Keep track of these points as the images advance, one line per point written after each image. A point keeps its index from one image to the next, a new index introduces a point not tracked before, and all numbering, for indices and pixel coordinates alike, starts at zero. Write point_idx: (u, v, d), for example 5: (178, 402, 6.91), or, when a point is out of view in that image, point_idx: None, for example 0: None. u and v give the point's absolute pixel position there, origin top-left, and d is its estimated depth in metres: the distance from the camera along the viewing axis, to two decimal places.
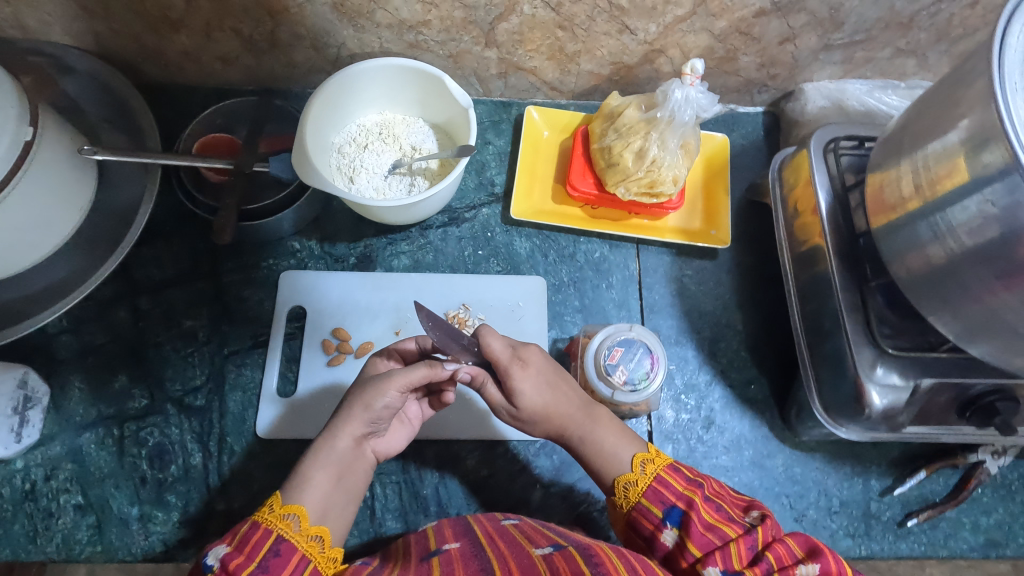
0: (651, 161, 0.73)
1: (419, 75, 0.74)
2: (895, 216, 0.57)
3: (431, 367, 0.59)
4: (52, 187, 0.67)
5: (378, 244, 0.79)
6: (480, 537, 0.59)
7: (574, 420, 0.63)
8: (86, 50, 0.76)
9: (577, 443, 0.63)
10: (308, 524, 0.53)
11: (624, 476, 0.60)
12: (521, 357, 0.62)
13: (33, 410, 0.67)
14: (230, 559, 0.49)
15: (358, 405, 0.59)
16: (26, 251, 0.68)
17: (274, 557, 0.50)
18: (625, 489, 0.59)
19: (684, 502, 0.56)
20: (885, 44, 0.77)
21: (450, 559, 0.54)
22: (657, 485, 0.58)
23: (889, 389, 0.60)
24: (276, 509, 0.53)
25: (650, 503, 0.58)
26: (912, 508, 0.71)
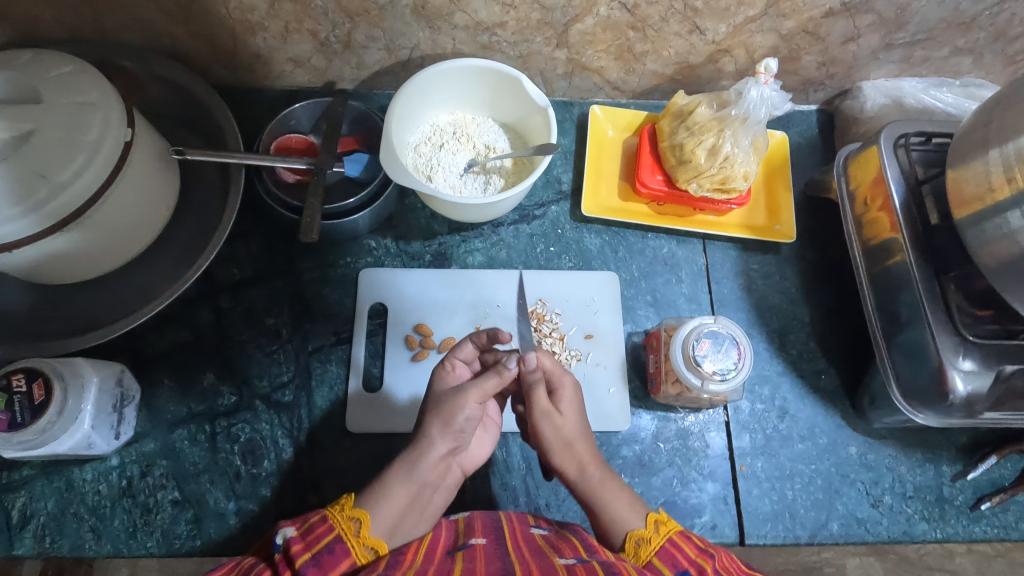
0: (724, 157, 0.74)
1: (495, 76, 0.75)
2: (982, 207, 0.59)
3: (500, 375, 0.62)
4: (116, 227, 0.67)
5: (452, 241, 0.80)
6: (507, 540, 0.57)
7: (595, 460, 0.64)
8: (163, 53, 0.77)
9: (594, 485, 0.62)
10: (365, 535, 0.52)
11: (637, 531, 0.57)
12: (565, 381, 0.67)
13: (128, 408, 0.67)
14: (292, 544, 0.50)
15: (438, 423, 0.62)
16: (118, 250, 0.69)
17: (329, 554, 0.50)
18: (637, 545, 0.57)
19: (696, 568, 0.54)
20: (943, 44, 0.79)
21: (473, 555, 0.53)
22: (671, 547, 0.56)
23: (971, 376, 0.62)
24: (346, 509, 0.54)
25: (661, 563, 0.55)
26: (982, 492, 0.73)
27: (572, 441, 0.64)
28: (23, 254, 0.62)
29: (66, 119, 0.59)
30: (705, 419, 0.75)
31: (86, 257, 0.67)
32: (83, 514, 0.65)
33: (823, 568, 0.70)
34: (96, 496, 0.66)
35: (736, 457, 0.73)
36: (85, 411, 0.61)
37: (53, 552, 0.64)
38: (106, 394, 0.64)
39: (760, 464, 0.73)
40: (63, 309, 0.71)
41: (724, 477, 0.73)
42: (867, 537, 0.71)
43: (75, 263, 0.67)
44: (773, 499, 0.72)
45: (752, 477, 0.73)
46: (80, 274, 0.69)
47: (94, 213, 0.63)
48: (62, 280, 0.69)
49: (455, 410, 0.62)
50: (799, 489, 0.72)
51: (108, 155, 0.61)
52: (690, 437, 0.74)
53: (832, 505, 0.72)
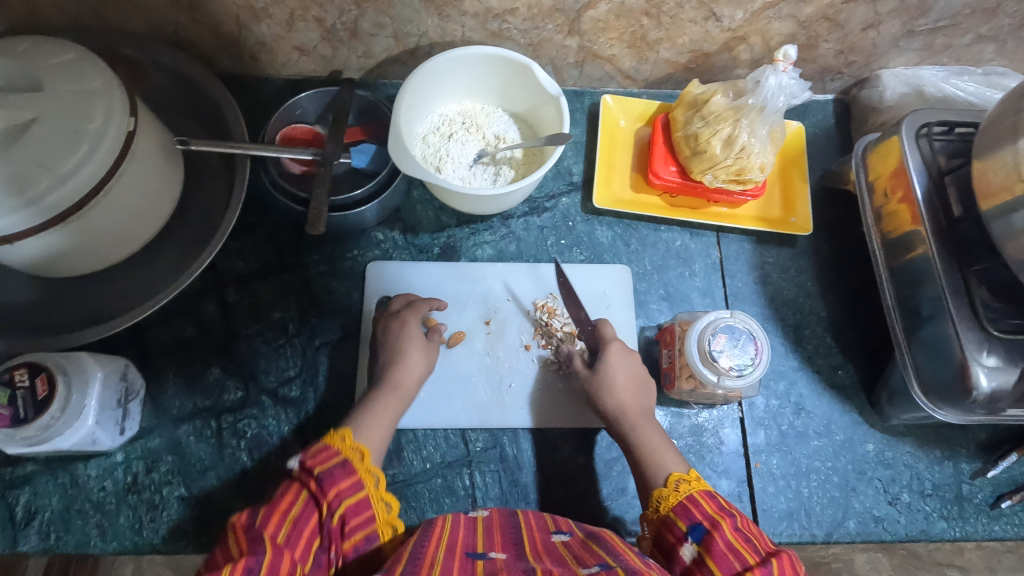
0: (741, 147, 0.73)
1: (506, 64, 0.73)
2: (1011, 198, 0.57)
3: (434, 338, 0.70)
4: (100, 235, 0.65)
5: (461, 233, 0.79)
6: (529, 552, 0.54)
7: (636, 411, 0.66)
8: (166, 40, 0.76)
9: (628, 429, 0.65)
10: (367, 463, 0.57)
11: (657, 490, 0.59)
12: (611, 345, 0.69)
13: (133, 403, 0.66)
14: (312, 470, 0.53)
15: (402, 357, 0.67)
16: (123, 242, 0.68)
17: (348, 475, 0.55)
18: (658, 501, 0.58)
19: (710, 521, 0.54)
20: (966, 30, 0.77)
21: (495, 566, 0.50)
22: (687, 501, 0.56)
23: (996, 372, 0.61)
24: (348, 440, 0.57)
25: (677, 517, 0.56)
26: (1003, 490, 0.72)
27: (612, 390, 0.67)
28: (18, 248, 0.61)
29: (67, 108, 0.58)
30: (719, 415, 0.73)
31: (91, 249, 0.66)
32: (88, 510, 0.64)
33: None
34: (101, 493, 0.65)
35: (751, 454, 0.72)
36: (89, 407, 0.60)
37: (58, 548, 0.63)
38: (110, 389, 0.63)
39: (776, 461, 0.72)
40: (66, 302, 0.70)
41: (738, 474, 0.71)
42: (884, 535, 0.70)
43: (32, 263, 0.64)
44: (788, 497, 0.71)
45: (767, 474, 0.71)
46: (43, 270, 0.67)
47: (76, 222, 0.61)
48: (45, 273, 0.67)
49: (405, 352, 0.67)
50: (816, 486, 0.71)
51: (111, 146, 0.59)
52: (704, 433, 0.73)
53: (849, 502, 0.71)
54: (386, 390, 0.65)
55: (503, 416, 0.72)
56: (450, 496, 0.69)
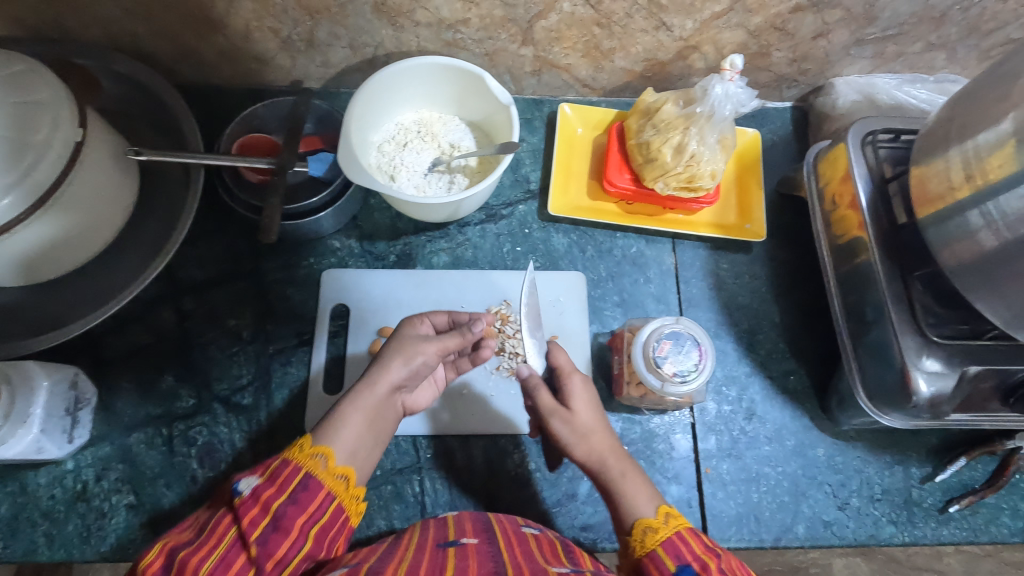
0: (690, 155, 0.73)
1: (459, 74, 0.74)
2: (943, 205, 0.58)
3: (463, 335, 0.63)
4: (77, 221, 0.66)
5: (417, 241, 0.80)
6: (500, 540, 0.58)
7: (616, 453, 0.62)
8: (125, 51, 0.77)
9: (616, 476, 0.60)
10: (333, 464, 0.54)
11: (645, 520, 0.56)
12: (576, 377, 0.65)
13: (83, 411, 0.67)
14: (261, 490, 0.50)
15: (401, 355, 0.61)
16: (92, 237, 0.69)
17: (303, 492, 0.51)
18: (643, 533, 0.55)
19: (700, 564, 0.52)
20: (916, 39, 0.78)
21: (465, 552, 0.54)
22: (677, 539, 0.54)
23: (934, 377, 0.61)
24: (306, 448, 0.54)
25: (664, 555, 0.53)
26: (952, 495, 0.72)
27: (589, 435, 0.62)
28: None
29: (13, 120, 0.58)
30: (670, 420, 0.74)
31: (70, 241, 0.67)
32: (36, 518, 0.65)
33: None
34: (50, 501, 0.65)
35: (702, 459, 0.72)
36: (34, 415, 0.61)
37: (6, 557, 0.64)
38: (58, 398, 0.63)
39: (726, 467, 0.72)
40: (20, 311, 0.71)
41: (689, 479, 0.72)
42: (833, 540, 0.70)
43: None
44: (738, 502, 0.71)
45: (717, 480, 0.72)
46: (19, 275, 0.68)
47: (54, 206, 0.63)
48: (24, 279, 0.68)
49: (413, 353, 0.61)
50: (765, 491, 0.71)
51: (57, 155, 0.60)
52: (655, 439, 0.73)
53: (799, 507, 0.71)
54: (361, 387, 0.59)
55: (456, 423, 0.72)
56: (400, 503, 0.69)
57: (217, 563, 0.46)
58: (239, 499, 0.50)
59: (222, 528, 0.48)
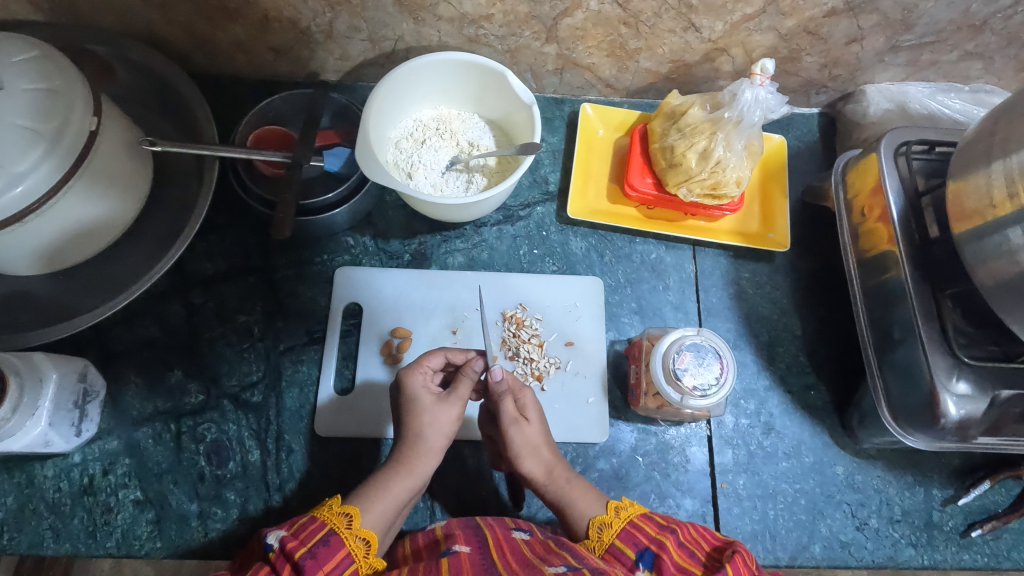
0: (716, 161, 0.71)
1: (480, 71, 0.73)
2: (981, 222, 0.56)
3: (471, 378, 0.63)
4: (103, 198, 0.66)
5: (432, 241, 0.78)
6: (492, 549, 0.57)
7: (560, 465, 0.63)
8: (140, 39, 0.75)
9: (562, 488, 0.62)
10: (357, 525, 0.54)
11: (598, 518, 0.59)
12: (525, 393, 0.65)
13: (91, 404, 0.66)
14: (286, 543, 0.50)
15: (433, 423, 0.61)
16: (112, 223, 0.68)
17: (323, 547, 0.50)
18: (598, 531, 0.58)
19: (656, 544, 0.54)
20: (953, 47, 0.75)
21: (459, 563, 0.54)
22: (631, 527, 0.57)
23: (965, 400, 0.59)
24: (335, 506, 0.55)
25: (621, 545, 0.56)
26: (974, 519, 0.70)
27: (539, 449, 0.63)
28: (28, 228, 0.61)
29: (25, 107, 0.57)
30: (686, 432, 0.72)
31: (95, 221, 0.66)
32: (43, 511, 0.64)
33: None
34: (56, 494, 0.65)
35: (717, 473, 0.71)
36: (41, 408, 0.60)
37: (11, 549, 0.63)
38: (66, 391, 0.62)
39: (742, 482, 0.71)
40: (30, 300, 0.70)
41: (703, 493, 0.70)
42: (850, 561, 0.68)
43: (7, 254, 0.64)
44: (753, 519, 0.69)
45: (732, 495, 0.70)
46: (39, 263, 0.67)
47: (83, 178, 0.62)
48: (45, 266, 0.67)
49: (442, 415, 0.62)
50: (782, 508, 0.70)
51: (70, 145, 0.59)
52: (670, 451, 0.71)
53: (816, 526, 0.69)
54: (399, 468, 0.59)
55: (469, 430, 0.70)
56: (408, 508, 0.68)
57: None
58: (271, 554, 0.49)
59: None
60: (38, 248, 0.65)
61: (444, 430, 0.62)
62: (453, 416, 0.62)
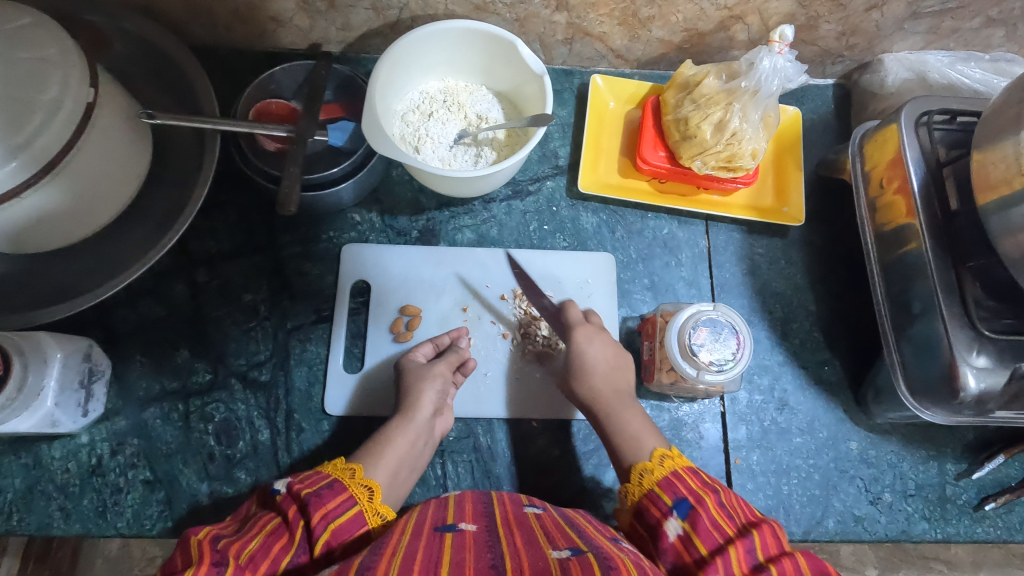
0: (731, 133, 0.70)
1: (488, 40, 0.70)
2: (1009, 191, 0.54)
3: (458, 351, 0.69)
4: (95, 179, 0.64)
5: (440, 217, 0.76)
6: (501, 526, 0.55)
7: (616, 397, 0.66)
8: (135, 9, 0.73)
9: (603, 415, 0.65)
10: (360, 476, 0.57)
11: (643, 463, 0.59)
12: (579, 330, 0.68)
13: (97, 384, 0.65)
14: (292, 486, 0.53)
15: (426, 382, 0.65)
16: (103, 202, 0.67)
17: (326, 488, 0.53)
18: (640, 476, 0.58)
19: (695, 497, 0.53)
20: (975, 13, 0.73)
21: (462, 541, 0.50)
22: (672, 476, 0.56)
23: (984, 373, 0.59)
24: (339, 463, 0.58)
25: (661, 491, 0.55)
26: (987, 492, 0.70)
27: (587, 381, 0.66)
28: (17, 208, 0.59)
29: (21, 77, 0.55)
30: (699, 409, 0.72)
31: (86, 202, 0.64)
32: (51, 492, 0.63)
33: (817, 552, 0.68)
34: (64, 475, 0.64)
35: (731, 449, 0.70)
36: (47, 388, 0.59)
37: (21, 529, 0.62)
38: (71, 370, 0.61)
39: (756, 458, 0.70)
40: (30, 279, 0.68)
41: (717, 469, 0.70)
42: (864, 535, 0.68)
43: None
44: (767, 494, 0.69)
45: (746, 471, 0.70)
46: (24, 242, 0.64)
47: (77, 157, 0.60)
48: (30, 246, 0.65)
49: (434, 376, 0.66)
50: (796, 484, 0.70)
51: (68, 117, 0.57)
52: (683, 427, 0.71)
53: (829, 501, 0.69)
54: (398, 415, 0.63)
55: (460, 406, 0.70)
56: (421, 485, 0.68)
57: (259, 546, 0.48)
58: (279, 497, 0.52)
59: (263, 522, 0.50)
60: (31, 226, 0.63)
61: (438, 388, 0.65)
62: (441, 376, 0.66)
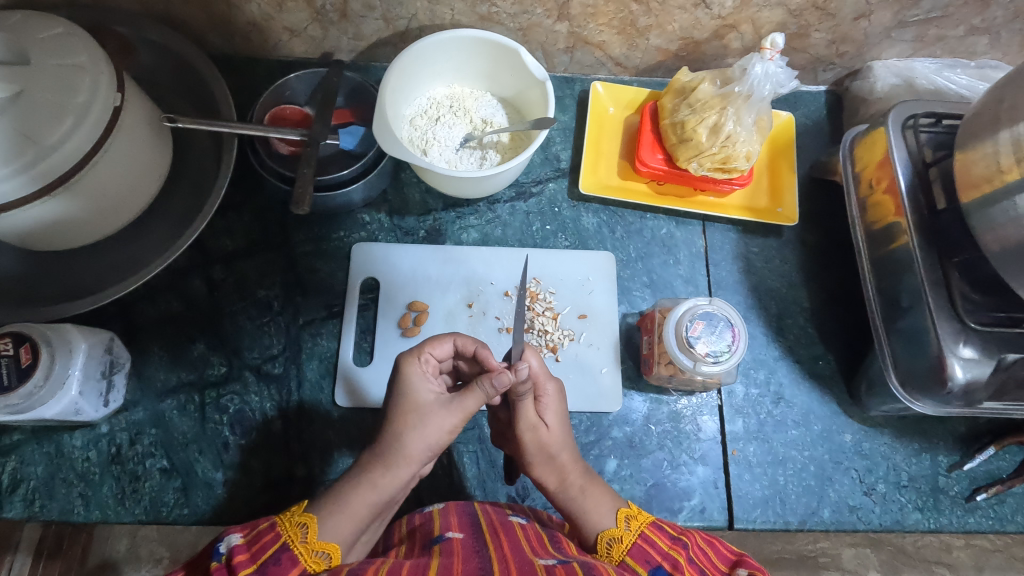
0: (726, 136, 0.72)
1: (493, 47, 0.73)
2: (989, 189, 0.57)
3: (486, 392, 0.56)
4: (120, 181, 0.67)
5: (446, 217, 0.79)
6: (486, 531, 0.56)
7: (577, 468, 0.59)
8: (158, 20, 0.76)
9: (575, 493, 0.58)
10: (314, 538, 0.49)
11: (608, 531, 0.55)
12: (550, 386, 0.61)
13: (118, 375, 0.68)
14: (236, 553, 0.47)
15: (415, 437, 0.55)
16: (128, 202, 0.70)
17: (275, 564, 0.46)
18: (609, 546, 0.54)
19: (669, 562, 0.51)
20: (959, 22, 0.76)
21: (450, 547, 0.52)
22: (643, 543, 0.53)
23: (971, 364, 0.61)
24: (295, 514, 0.51)
25: (634, 563, 0.52)
26: (979, 483, 0.72)
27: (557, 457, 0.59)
28: (50, 212, 0.63)
29: (53, 81, 0.58)
30: (697, 402, 0.74)
31: (112, 202, 0.68)
32: (72, 479, 0.66)
33: (819, 557, 0.69)
34: (85, 463, 0.66)
35: (728, 441, 0.72)
36: (72, 377, 0.62)
37: (43, 515, 0.65)
38: (94, 361, 0.64)
39: (753, 450, 0.72)
40: (55, 275, 0.72)
41: (715, 460, 0.72)
42: (858, 525, 0.70)
43: (25, 235, 0.65)
44: (764, 484, 0.71)
45: (743, 462, 0.72)
46: (54, 241, 0.68)
47: (104, 159, 0.63)
48: (58, 244, 0.69)
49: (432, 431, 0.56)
50: (791, 475, 0.72)
51: (97, 120, 0.60)
52: (682, 420, 0.73)
53: (825, 492, 0.71)
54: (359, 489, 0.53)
55: None
56: (427, 475, 0.70)
57: None
58: (218, 562, 0.46)
59: None
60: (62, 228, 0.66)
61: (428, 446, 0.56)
62: (445, 432, 0.56)
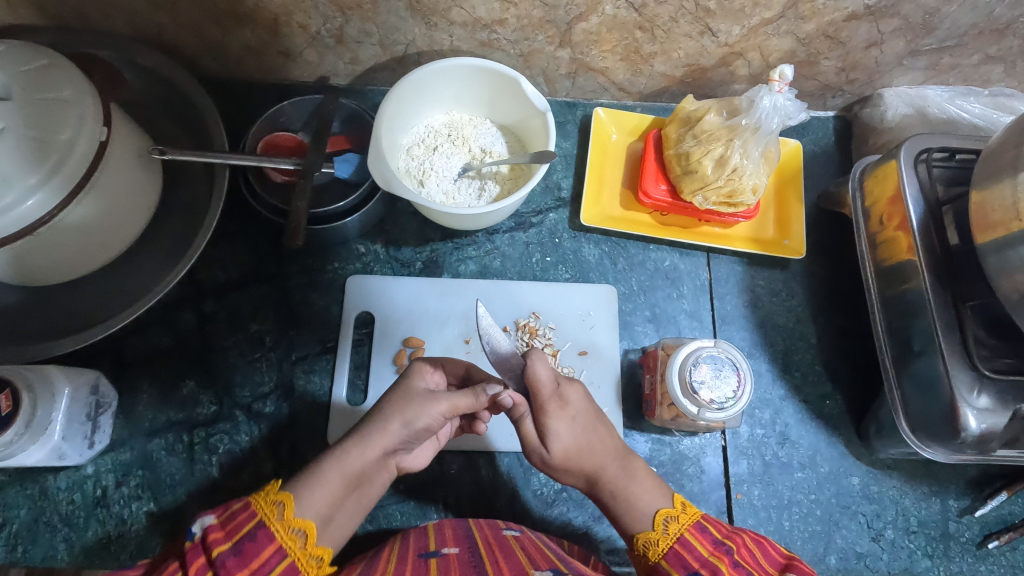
0: (732, 168, 0.70)
1: (493, 76, 0.71)
2: (1004, 233, 0.55)
3: (476, 397, 0.57)
4: (108, 215, 0.65)
5: (444, 248, 0.77)
6: (480, 546, 0.56)
7: (609, 472, 0.60)
8: (148, 44, 0.74)
9: (609, 495, 0.60)
10: (290, 515, 0.49)
11: (644, 534, 0.57)
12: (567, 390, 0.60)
13: (104, 416, 0.66)
14: (210, 533, 0.46)
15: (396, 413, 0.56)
16: (115, 237, 0.68)
17: (249, 542, 0.46)
18: (645, 547, 0.56)
19: (708, 568, 0.51)
20: (974, 51, 0.74)
21: (448, 564, 0.52)
22: (680, 547, 0.54)
23: (986, 414, 0.59)
24: (270, 493, 0.51)
25: (669, 565, 0.54)
26: (991, 529, 0.70)
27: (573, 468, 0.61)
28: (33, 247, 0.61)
29: (37, 117, 0.56)
30: (701, 443, 0.72)
31: (99, 237, 0.66)
32: (56, 524, 0.64)
33: None
34: (70, 506, 0.65)
35: (732, 484, 0.70)
36: (54, 423, 0.60)
37: (25, 561, 0.63)
38: (79, 404, 0.62)
39: (758, 493, 0.70)
40: (39, 310, 0.69)
41: (718, 503, 0.70)
42: (865, 572, 0.68)
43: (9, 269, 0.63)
44: (769, 529, 0.69)
45: (748, 505, 0.70)
46: (39, 276, 0.66)
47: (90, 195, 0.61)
48: (43, 279, 0.67)
49: (416, 413, 0.56)
50: (797, 519, 0.70)
51: (82, 156, 0.58)
52: (684, 461, 0.71)
53: (831, 537, 0.69)
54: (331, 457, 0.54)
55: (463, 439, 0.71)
56: (422, 517, 0.68)
57: None
58: (189, 544, 0.46)
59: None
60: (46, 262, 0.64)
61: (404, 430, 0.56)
62: (434, 415, 0.56)
